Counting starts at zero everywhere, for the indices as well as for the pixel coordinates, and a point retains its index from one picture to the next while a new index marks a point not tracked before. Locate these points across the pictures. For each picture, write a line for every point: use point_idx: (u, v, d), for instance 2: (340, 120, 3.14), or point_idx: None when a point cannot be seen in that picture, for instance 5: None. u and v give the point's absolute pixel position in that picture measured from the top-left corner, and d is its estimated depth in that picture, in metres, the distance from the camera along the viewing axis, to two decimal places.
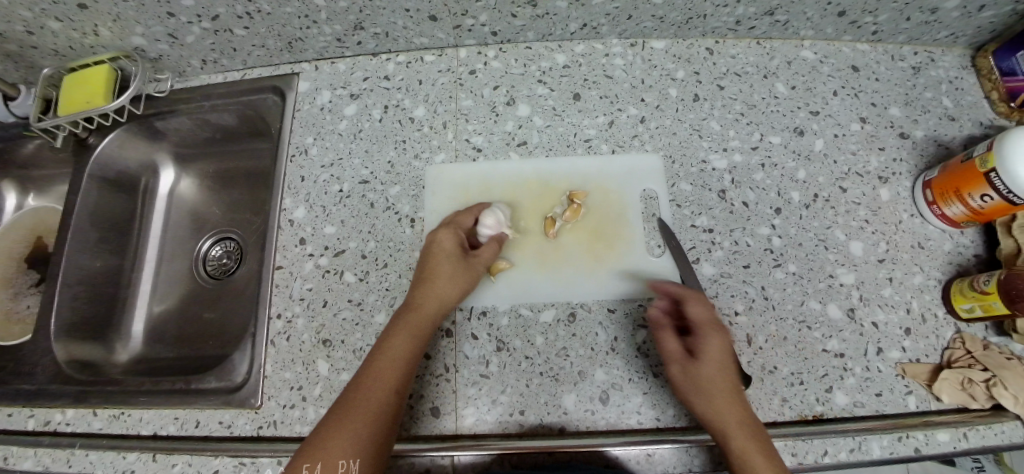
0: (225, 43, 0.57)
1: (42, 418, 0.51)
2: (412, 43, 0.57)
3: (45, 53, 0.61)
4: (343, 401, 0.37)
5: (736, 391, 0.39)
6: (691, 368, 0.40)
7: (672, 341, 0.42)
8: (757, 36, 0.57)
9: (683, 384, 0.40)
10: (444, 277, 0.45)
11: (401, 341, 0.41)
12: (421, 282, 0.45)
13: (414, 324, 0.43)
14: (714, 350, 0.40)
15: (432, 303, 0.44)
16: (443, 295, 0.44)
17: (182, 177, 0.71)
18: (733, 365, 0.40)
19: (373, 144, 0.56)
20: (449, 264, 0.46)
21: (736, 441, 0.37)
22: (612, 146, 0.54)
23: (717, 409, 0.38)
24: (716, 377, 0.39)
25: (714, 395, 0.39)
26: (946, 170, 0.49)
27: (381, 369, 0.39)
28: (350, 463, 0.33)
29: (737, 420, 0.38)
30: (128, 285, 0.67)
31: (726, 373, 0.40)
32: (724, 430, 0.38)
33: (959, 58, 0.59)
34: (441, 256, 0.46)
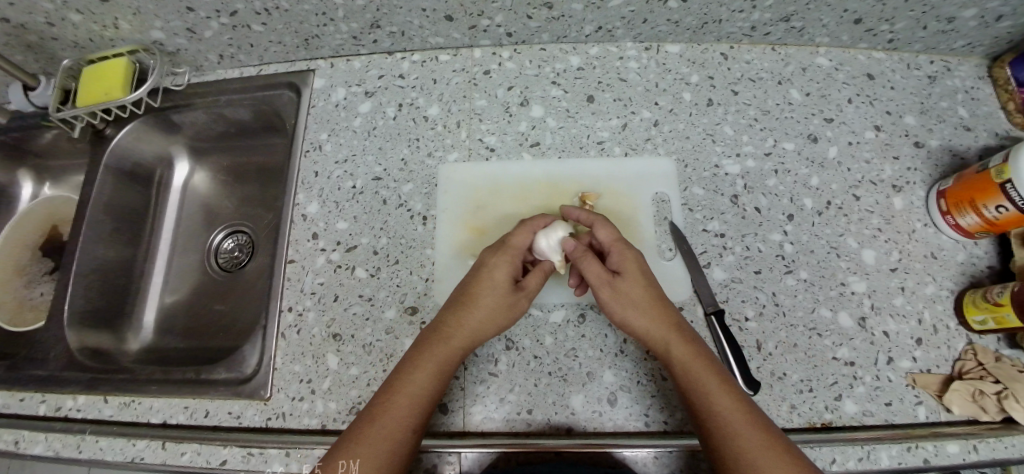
0: (242, 38, 0.57)
1: (54, 404, 0.52)
2: (428, 42, 0.57)
3: (66, 44, 0.62)
4: (367, 415, 0.39)
5: (661, 301, 0.43)
6: (617, 288, 0.43)
7: (596, 266, 0.44)
8: (773, 42, 0.57)
9: (613, 306, 0.43)
10: (485, 307, 0.43)
11: (430, 364, 0.41)
12: (460, 306, 0.44)
13: (444, 348, 0.42)
14: (631, 265, 0.44)
15: (467, 332, 0.43)
16: (480, 325, 0.43)
17: (195, 170, 0.72)
18: (649, 275, 0.44)
19: (386, 141, 0.56)
20: (493, 293, 0.44)
21: (676, 350, 0.40)
22: (624, 149, 0.54)
23: (651, 322, 0.42)
24: (640, 290, 0.43)
25: (645, 308, 0.42)
26: (960, 181, 0.48)
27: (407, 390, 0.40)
28: (349, 463, 0.35)
29: (669, 329, 0.41)
30: (140, 276, 0.67)
31: (648, 284, 0.43)
32: (662, 341, 0.41)
33: (975, 68, 0.58)
34: (486, 283, 0.44)
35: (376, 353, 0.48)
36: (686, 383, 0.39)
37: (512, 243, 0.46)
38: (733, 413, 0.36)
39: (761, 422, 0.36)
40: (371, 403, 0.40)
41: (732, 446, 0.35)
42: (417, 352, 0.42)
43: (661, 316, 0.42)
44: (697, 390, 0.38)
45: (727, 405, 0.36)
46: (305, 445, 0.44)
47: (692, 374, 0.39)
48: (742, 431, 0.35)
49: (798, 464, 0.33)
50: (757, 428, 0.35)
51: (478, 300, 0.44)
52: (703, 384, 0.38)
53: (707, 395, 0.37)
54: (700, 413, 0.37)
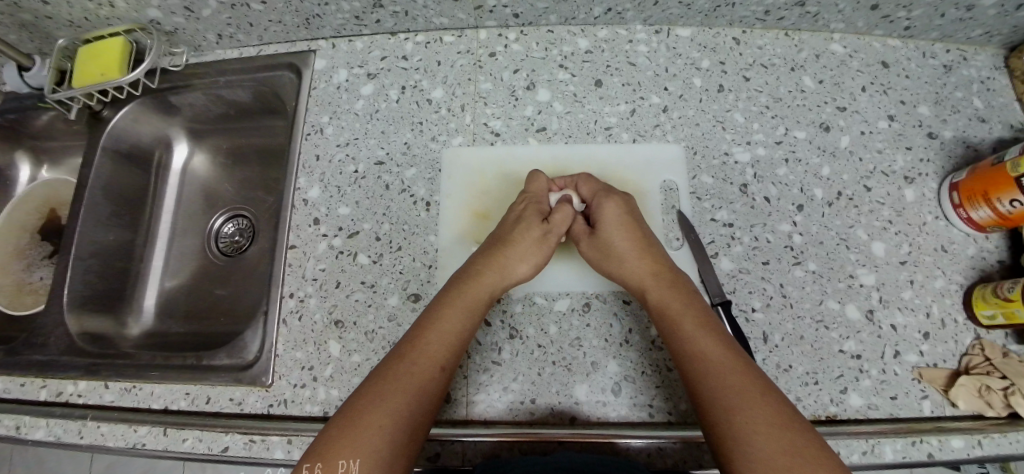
0: (241, 17, 0.56)
1: (54, 389, 0.52)
2: (432, 22, 0.55)
3: (60, 23, 0.61)
4: (375, 380, 0.37)
5: (645, 250, 0.45)
6: (597, 240, 0.46)
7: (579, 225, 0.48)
8: (786, 27, 0.56)
9: (596, 256, 0.46)
10: (508, 257, 0.45)
11: (447, 322, 0.41)
12: (477, 264, 0.45)
13: (461, 305, 0.42)
14: (610, 217, 0.46)
15: (487, 286, 0.44)
16: (500, 278, 0.44)
17: (195, 152, 0.71)
18: (632, 225, 0.46)
19: (389, 125, 0.55)
20: (525, 238, 0.45)
21: (655, 296, 0.42)
22: (632, 135, 0.53)
23: (631, 270, 0.44)
24: (619, 239, 0.45)
25: (622, 255, 0.44)
26: (975, 173, 0.47)
27: (422, 351, 0.39)
28: (350, 462, 0.31)
29: (651, 276, 0.43)
30: (140, 260, 0.67)
31: (633, 235, 0.45)
32: (642, 290, 0.43)
33: (992, 58, 0.57)
34: (517, 228, 0.46)
35: (378, 340, 0.47)
36: (666, 328, 0.40)
37: (534, 187, 0.49)
38: (710, 355, 0.37)
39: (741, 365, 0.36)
40: (380, 368, 0.38)
41: (705, 383, 0.35)
42: (430, 313, 0.42)
43: (643, 264, 0.44)
44: (676, 335, 0.39)
45: (705, 349, 0.37)
46: (305, 433, 0.44)
47: (671, 320, 0.40)
48: (714, 372, 0.35)
49: (778, 407, 0.32)
50: (735, 371, 0.35)
51: (499, 253, 0.45)
52: (681, 329, 0.39)
53: (686, 339, 0.39)
54: (678, 356, 0.38)
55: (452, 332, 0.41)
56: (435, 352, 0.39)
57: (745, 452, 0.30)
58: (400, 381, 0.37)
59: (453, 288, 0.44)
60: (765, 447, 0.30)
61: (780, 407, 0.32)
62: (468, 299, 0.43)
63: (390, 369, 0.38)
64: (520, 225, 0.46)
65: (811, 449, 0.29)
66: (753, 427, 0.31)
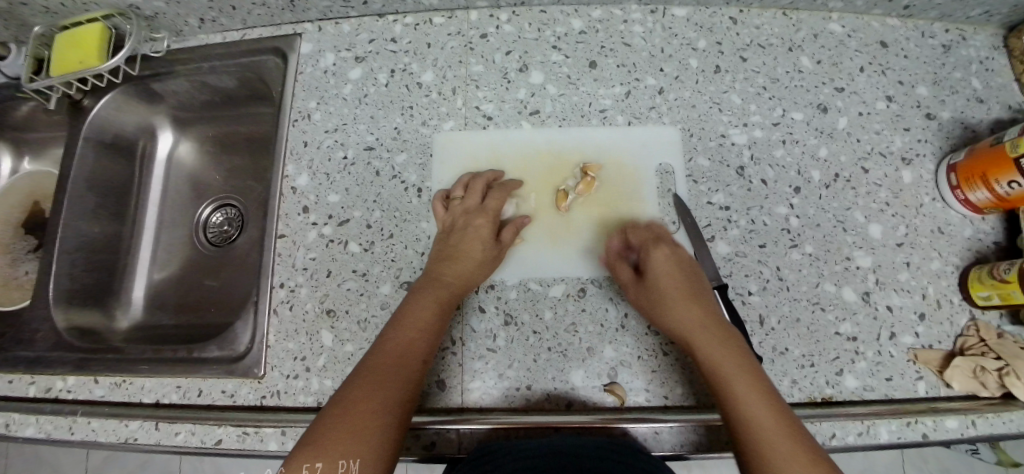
0: (223, 0, 0.54)
1: (44, 385, 0.51)
2: (421, 3, 0.54)
3: (35, 9, 0.58)
4: (349, 389, 0.35)
5: (693, 296, 0.41)
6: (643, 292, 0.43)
7: (626, 270, 0.45)
8: (784, 5, 0.54)
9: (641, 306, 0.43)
10: (473, 261, 0.44)
11: (416, 322, 0.40)
12: (440, 268, 0.44)
13: (433, 302, 0.42)
14: (661, 264, 0.43)
15: (454, 285, 0.43)
16: (466, 279, 0.44)
17: (181, 141, 0.69)
18: (679, 273, 0.43)
19: (378, 110, 0.53)
20: (481, 251, 0.45)
21: (706, 353, 0.38)
22: (628, 118, 0.52)
23: (683, 322, 0.40)
24: (666, 284, 0.42)
25: (666, 299, 0.41)
26: (973, 154, 0.47)
27: (394, 353, 0.38)
28: (350, 462, 0.31)
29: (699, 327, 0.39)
30: (127, 253, 0.66)
31: (682, 282, 0.42)
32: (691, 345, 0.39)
33: (991, 37, 0.56)
34: (473, 243, 0.45)
35: (371, 329, 0.47)
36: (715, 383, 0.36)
37: (491, 202, 0.47)
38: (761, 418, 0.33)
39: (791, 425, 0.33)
40: (352, 378, 0.37)
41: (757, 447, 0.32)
42: (396, 318, 0.41)
43: (693, 312, 0.40)
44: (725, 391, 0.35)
45: (753, 409, 0.33)
46: (300, 423, 0.43)
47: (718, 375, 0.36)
48: (772, 438, 0.32)
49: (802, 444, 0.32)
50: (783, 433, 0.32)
51: (462, 258, 0.44)
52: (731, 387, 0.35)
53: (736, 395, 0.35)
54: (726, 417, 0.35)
55: (423, 330, 0.40)
56: (408, 353, 0.39)
57: None
58: (376, 385, 0.36)
59: (417, 291, 0.43)
60: None
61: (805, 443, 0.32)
62: (435, 299, 0.42)
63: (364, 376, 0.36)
64: (472, 241, 0.45)
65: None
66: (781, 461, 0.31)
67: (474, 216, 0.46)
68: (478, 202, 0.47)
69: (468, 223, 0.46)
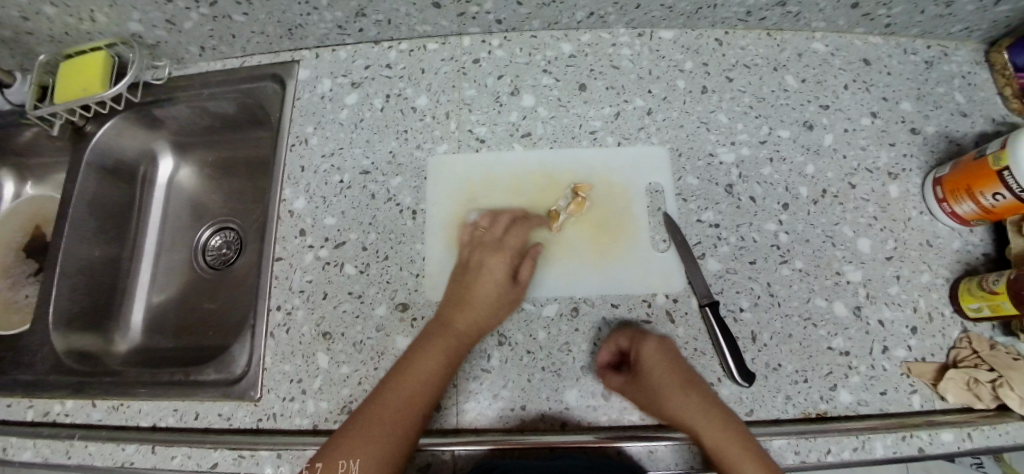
0: (223, 29, 0.56)
1: (42, 409, 0.51)
2: (415, 30, 0.55)
3: (41, 39, 0.60)
4: (352, 429, 0.39)
5: (687, 389, 0.41)
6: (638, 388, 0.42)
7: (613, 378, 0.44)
8: (768, 27, 0.56)
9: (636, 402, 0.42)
10: (485, 308, 0.45)
11: (422, 369, 0.42)
12: (451, 313, 0.45)
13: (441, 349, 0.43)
14: (652, 353, 0.42)
15: (462, 333, 0.44)
16: (476, 326, 0.44)
17: (181, 165, 0.70)
18: (671, 360, 0.42)
19: (374, 134, 0.55)
20: (495, 295, 0.45)
21: (715, 444, 0.38)
22: (617, 139, 0.53)
23: (680, 414, 0.40)
24: (660, 373, 0.41)
25: (659, 390, 0.41)
26: (959, 167, 0.48)
27: (397, 400, 0.40)
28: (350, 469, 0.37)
29: (700, 416, 0.39)
30: (127, 275, 0.66)
31: (675, 374, 0.41)
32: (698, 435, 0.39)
33: (972, 53, 0.58)
34: (488, 286, 0.46)
35: (367, 351, 0.47)
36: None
37: (508, 240, 0.48)
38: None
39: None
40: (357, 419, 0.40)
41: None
42: (403, 361, 0.43)
43: (690, 406, 0.40)
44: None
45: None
46: (296, 446, 0.44)
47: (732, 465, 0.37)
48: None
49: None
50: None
51: (474, 305, 0.45)
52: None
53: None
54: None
55: (429, 377, 0.42)
56: (411, 402, 0.40)
57: None
58: (380, 429, 0.39)
59: (427, 336, 0.44)
60: None
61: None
62: (442, 346, 0.43)
63: (368, 419, 0.39)
64: (486, 284, 0.46)
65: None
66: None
67: (489, 257, 0.47)
68: (496, 240, 0.48)
69: (482, 264, 0.47)
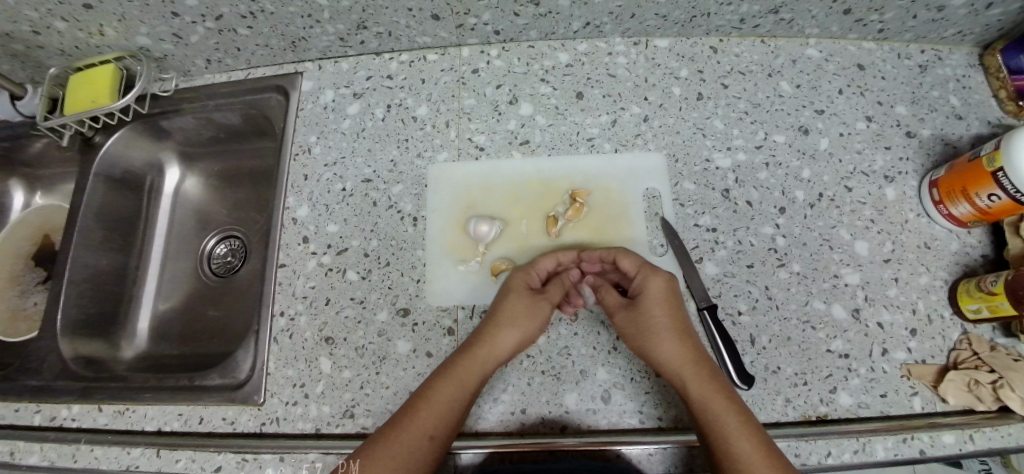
0: (229, 42, 0.57)
1: (49, 413, 0.52)
2: (415, 42, 0.57)
3: (52, 52, 0.62)
4: (378, 444, 0.37)
5: (682, 333, 0.41)
6: (634, 314, 0.43)
7: (611, 296, 0.45)
8: (762, 34, 0.57)
9: (626, 329, 0.43)
10: (522, 336, 0.43)
11: (455, 396, 0.40)
12: (485, 337, 0.43)
13: (464, 375, 0.41)
14: (657, 293, 0.43)
15: (485, 356, 0.42)
16: (499, 347, 0.42)
17: (187, 175, 0.71)
18: (673, 304, 0.43)
19: (376, 143, 0.56)
20: (535, 321, 0.44)
21: (696, 388, 0.38)
22: (615, 145, 0.54)
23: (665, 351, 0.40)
24: (658, 312, 0.42)
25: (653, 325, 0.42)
26: (953, 169, 0.48)
27: (429, 426, 0.38)
28: None
29: (689, 361, 0.39)
30: (133, 283, 0.67)
31: (675, 317, 0.42)
32: (680, 375, 0.39)
33: (966, 56, 0.58)
34: (528, 310, 0.44)
35: (368, 356, 0.48)
36: (705, 423, 0.36)
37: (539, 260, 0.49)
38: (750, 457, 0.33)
39: (769, 450, 0.33)
40: (383, 435, 0.38)
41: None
42: (432, 381, 0.41)
43: (682, 348, 0.40)
44: (716, 433, 0.35)
45: (723, 420, 0.35)
46: (297, 450, 0.44)
47: (710, 414, 0.36)
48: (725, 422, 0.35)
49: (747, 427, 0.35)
50: (762, 455, 0.33)
51: (512, 332, 0.43)
52: (721, 426, 0.35)
53: (724, 435, 0.35)
54: (724, 469, 0.34)
55: (450, 404, 0.40)
56: (443, 429, 0.39)
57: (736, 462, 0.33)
58: (410, 453, 0.37)
59: (458, 360, 0.42)
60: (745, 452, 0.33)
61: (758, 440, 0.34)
62: (467, 370, 0.41)
63: (397, 441, 0.37)
64: (528, 310, 0.44)
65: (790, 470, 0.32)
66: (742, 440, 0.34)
67: (519, 276, 0.47)
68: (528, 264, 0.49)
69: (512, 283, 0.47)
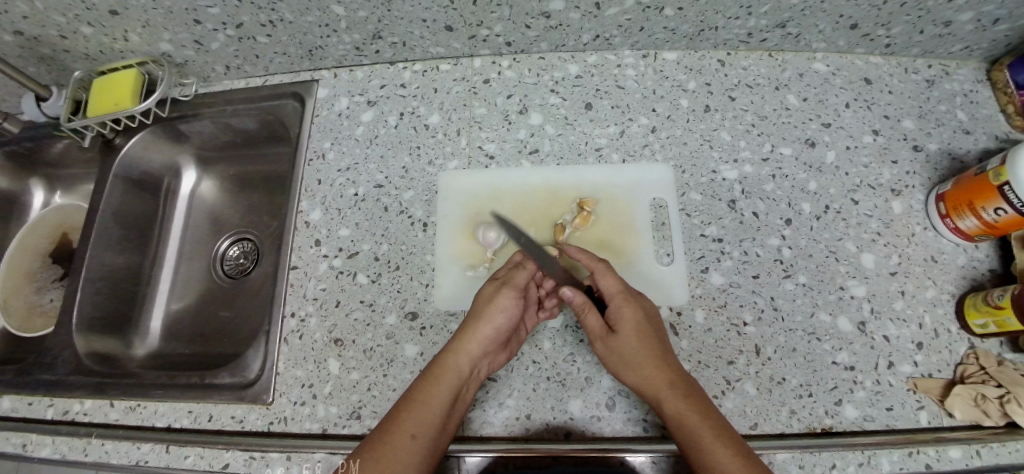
0: (248, 50, 0.59)
1: (61, 407, 0.53)
2: (429, 52, 0.58)
3: (77, 56, 0.64)
4: (370, 445, 0.38)
5: (661, 355, 0.42)
6: (614, 342, 0.43)
7: (594, 319, 0.45)
8: (769, 48, 0.58)
9: (611, 360, 0.43)
10: (491, 326, 0.43)
11: (434, 395, 0.41)
12: (460, 334, 0.44)
13: (446, 371, 0.42)
14: (630, 318, 0.44)
15: (465, 350, 0.43)
16: (475, 341, 0.43)
17: (203, 178, 0.73)
18: (645, 327, 0.44)
19: (388, 150, 0.57)
20: (498, 310, 0.44)
21: (671, 407, 0.39)
22: (622, 155, 0.55)
23: (642, 374, 0.41)
24: (634, 344, 0.42)
25: (628, 351, 0.42)
26: (960, 183, 0.48)
27: (410, 425, 0.39)
28: None
29: (668, 382, 0.40)
30: (147, 282, 0.69)
31: (644, 340, 0.43)
32: (658, 402, 0.40)
33: (974, 72, 0.59)
34: (489, 301, 0.45)
35: (377, 358, 0.48)
36: (684, 442, 0.37)
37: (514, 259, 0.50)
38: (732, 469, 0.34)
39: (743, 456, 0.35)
40: (372, 437, 0.39)
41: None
42: (415, 384, 0.42)
43: (659, 371, 0.41)
44: (694, 452, 0.36)
45: (700, 431, 0.37)
46: (305, 449, 0.45)
47: (686, 430, 0.37)
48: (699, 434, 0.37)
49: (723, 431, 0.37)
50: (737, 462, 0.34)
51: (479, 324, 0.43)
52: (698, 439, 0.37)
53: (704, 452, 0.36)
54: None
55: (436, 398, 0.40)
56: (425, 428, 0.39)
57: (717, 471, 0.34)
58: (393, 453, 0.37)
59: (437, 360, 0.43)
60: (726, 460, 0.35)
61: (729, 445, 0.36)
62: (450, 366, 0.42)
63: (382, 441, 0.38)
64: (486, 300, 0.45)
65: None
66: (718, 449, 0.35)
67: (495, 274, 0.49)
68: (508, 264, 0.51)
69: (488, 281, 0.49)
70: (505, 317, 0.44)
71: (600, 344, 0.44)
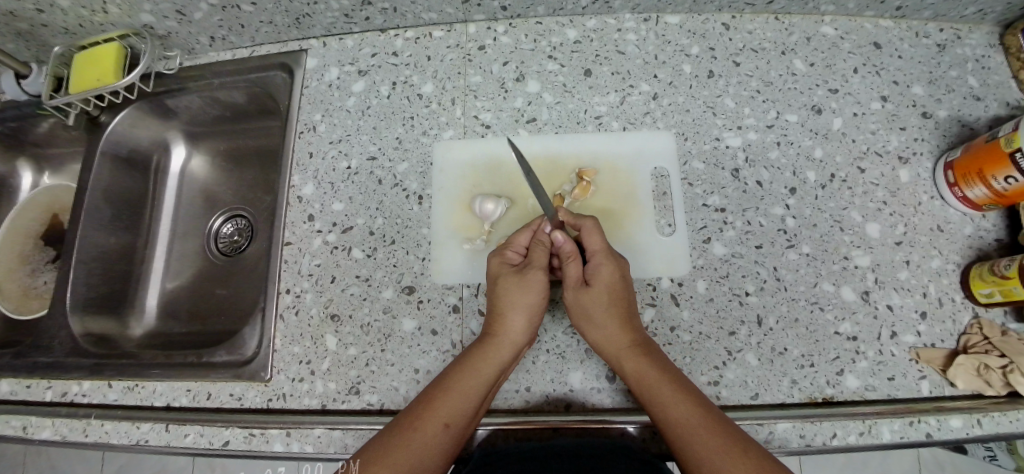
0: (233, 19, 0.57)
1: (60, 389, 0.53)
2: (421, 18, 0.56)
3: (56, 31, 0.61)
4: (399, 430, 0.37)
5: (625, 314, 0.43)
6: (583, 299, 0.43)
7: (574, 270, 0.45)
8: (776, 11, 0.55)
9: (576, 318, 0.43)
10: (530, 314, 0.43)
11: (469, 385, 0.40)
12: (499, 323, 0.42)
13: (485, 363, 0.41)
14: (607, 277, 0.43)
15: (505, 341, 0.42)
16: (516, 331, 0.42)
17: (193, 155, 0.71)
18: (616, 288, 0.43)
19: (381, 120, 0.55)
20: (533, 294, 0.43)
21: (631, 365, 0.40)
22: (622, 124, 0.53)
23: (607, 334, 0.41)
24: (602, 305, 0.42)
25: (596, 312, 0.42)
26: (969, 151, 0.47)
27: (443, 414, 0.38)
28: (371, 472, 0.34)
29: (628, 342, 0.41)
30: (142, 262, 0.68)
31: (613, 300, 0.43)
32: (620, 359, 0.41)
33: (987, 35, 0.56)
34: (524, 288, 0.43)
35: (374, 332, 0.48)
36: (642, 397, 0.39)
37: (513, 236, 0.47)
38: (688, 416, 0.36)
39: (703, 408, 0.36)
40: (401, 421, 0.38)
41: (691, 452, 0.34)
42: (451, 370, 0.41)
43: (622, 330, 0.42)
44: (653, 404, 0.38)
45: (659, 388, 0.38)
46: (304, 425, 0.45)
47: (645, 387, 0.38)
48: (659, 391, 0.38)
49: (685, 388, 0.38)
50: (700, 414, 0.35)
51: (520, 314, 0.42)
52: (657, 395, 0.38)
53: (663, 404, 0.37)
54: (665, 433, 0.36)
55: (474, 390, 0.40)
56: (457, 417, 0.39)
57: (676, 423, 0.36)
58: (423, 438, 0.37)
59: (476, 349, 0.42)
60: (685, 413, 0.36)
61: (692, 402, 0.36)
62: (490, 358, 0.41)
63: (414, 427, 0.38)
64: (522, 288, 0.43)
65: (731, 428, 0.35)
66: (678, 405, 0.36)
67: (504, 255, 0.46)
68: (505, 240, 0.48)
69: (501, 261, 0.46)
70: (541, 303, 0.44)
71: (569, 297, 0.44)
